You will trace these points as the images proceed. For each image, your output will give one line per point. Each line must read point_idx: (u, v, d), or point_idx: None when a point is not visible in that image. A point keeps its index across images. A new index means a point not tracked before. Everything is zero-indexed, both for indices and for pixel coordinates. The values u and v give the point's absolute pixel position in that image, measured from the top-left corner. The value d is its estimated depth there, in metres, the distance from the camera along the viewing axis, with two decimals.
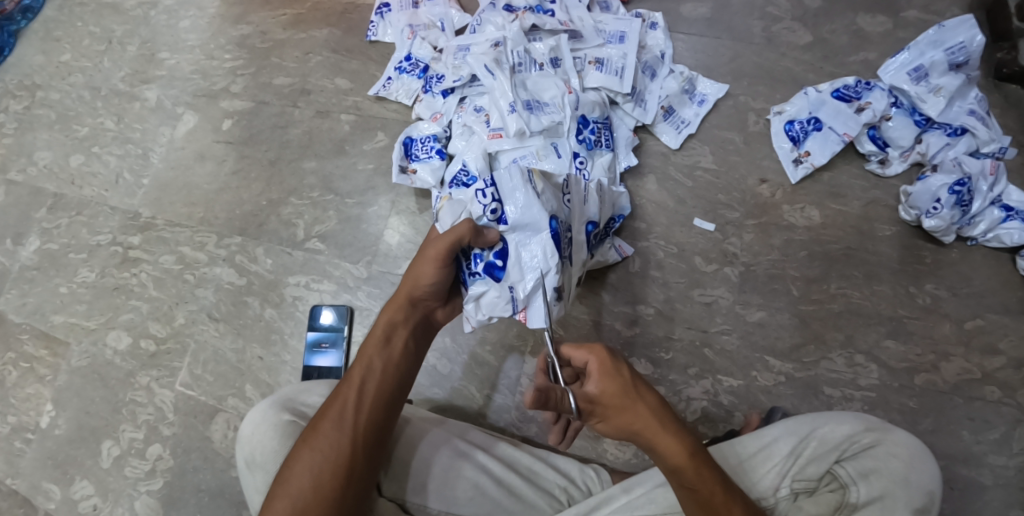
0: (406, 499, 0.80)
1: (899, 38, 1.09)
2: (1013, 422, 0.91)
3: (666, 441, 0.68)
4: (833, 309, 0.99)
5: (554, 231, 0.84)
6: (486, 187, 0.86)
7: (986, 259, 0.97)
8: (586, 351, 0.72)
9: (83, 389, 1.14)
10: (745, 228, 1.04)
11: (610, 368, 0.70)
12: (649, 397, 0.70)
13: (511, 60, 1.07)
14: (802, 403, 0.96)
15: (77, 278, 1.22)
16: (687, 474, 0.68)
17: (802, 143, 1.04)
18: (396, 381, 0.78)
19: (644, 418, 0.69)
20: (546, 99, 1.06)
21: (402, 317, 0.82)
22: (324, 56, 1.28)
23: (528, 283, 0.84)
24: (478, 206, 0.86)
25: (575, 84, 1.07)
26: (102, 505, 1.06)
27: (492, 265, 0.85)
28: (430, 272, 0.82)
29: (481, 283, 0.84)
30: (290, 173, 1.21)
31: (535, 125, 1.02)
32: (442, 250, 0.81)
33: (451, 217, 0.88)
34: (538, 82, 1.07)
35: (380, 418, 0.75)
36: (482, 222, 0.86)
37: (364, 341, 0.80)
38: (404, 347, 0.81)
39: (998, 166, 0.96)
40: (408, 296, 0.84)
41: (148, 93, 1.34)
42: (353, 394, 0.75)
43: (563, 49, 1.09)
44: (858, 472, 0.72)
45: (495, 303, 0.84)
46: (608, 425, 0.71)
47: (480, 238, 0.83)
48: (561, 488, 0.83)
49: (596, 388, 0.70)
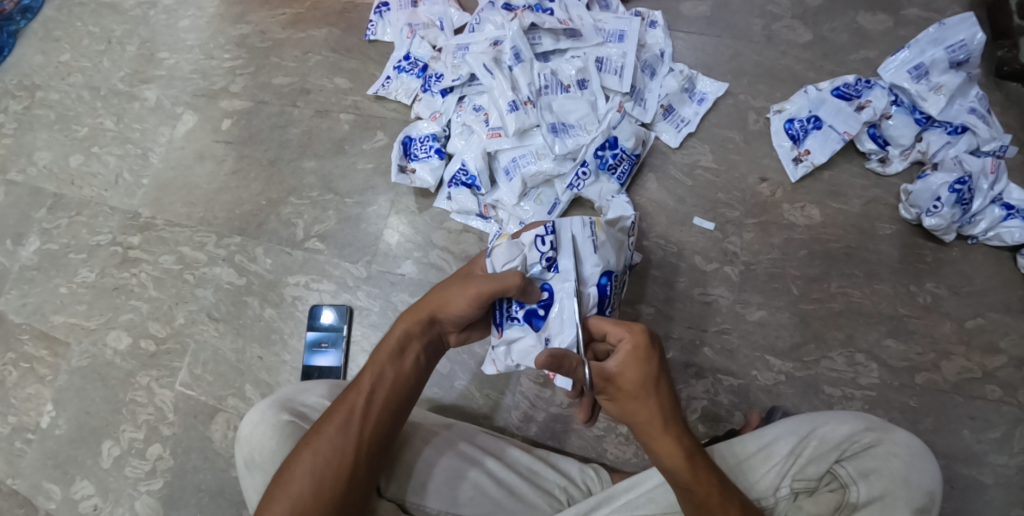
0: (406, 500, 0.79)
1: (899, 37, 1.09)
2: (1013, 422, 0.91)
3: (666, 440, 0.69)
4: (834, 308, 0.98)
5: (602, 289, 0.82)
6: (547, 233, 0.79)
7: (987, 258, 0.97)
8: (623, 328, 0.73)
9: (83, 389, 1.14)
10: (745, 227, 1.03)
11: (641, 354, 0.71)
12: (664, 395, 0.70)
13: (538, 83, 1.07)
14: (802, 403, 0.95)
15: (77, 278, 1.22)
16: (680, 473, 0.69)
17: (803, 142, 1.04)
18: (405, 394, 0.77)
19: (652, 412, 0.70)
20: (572, 122, 1.06)
21: (419, 330, 0.80)
22: (324, 55, 1.28)
23: (564, 337, 0.78)
24: (533, 253, 0.79)
25: (602, 105, 1.07)
26: (102, 505, 1.06)
27: (532, 312, 0.80)
28: (461, 300, 0.78)
29: (517, 329, 0.80)
30: (290, 172, 1.21)
31: (560, 148, 1.03)
32: (482, 289, 0.77)
33: (506, 258, 0.79)
34: (565, 104, 1.07)
35: (387, 429, 0.75)
36: (533, 270, 0.79)
37: (378, 347, 0.79)
38: (417, 361, 0.79)
39: (998, 165, 0.96)
40: (431, 313, 0.80)
41: (148, 93, 1.34)
42: (362, 401, 0.74)
43: (591, 71, 1.08)
44: (858, 472, 0.72)
45: (527, 351, 0.80)
46: (615, 406, 0.72)
47: (524, 296, 0.78)
48: (561, 488, 0.83)
49: (616, 367, 0.71)
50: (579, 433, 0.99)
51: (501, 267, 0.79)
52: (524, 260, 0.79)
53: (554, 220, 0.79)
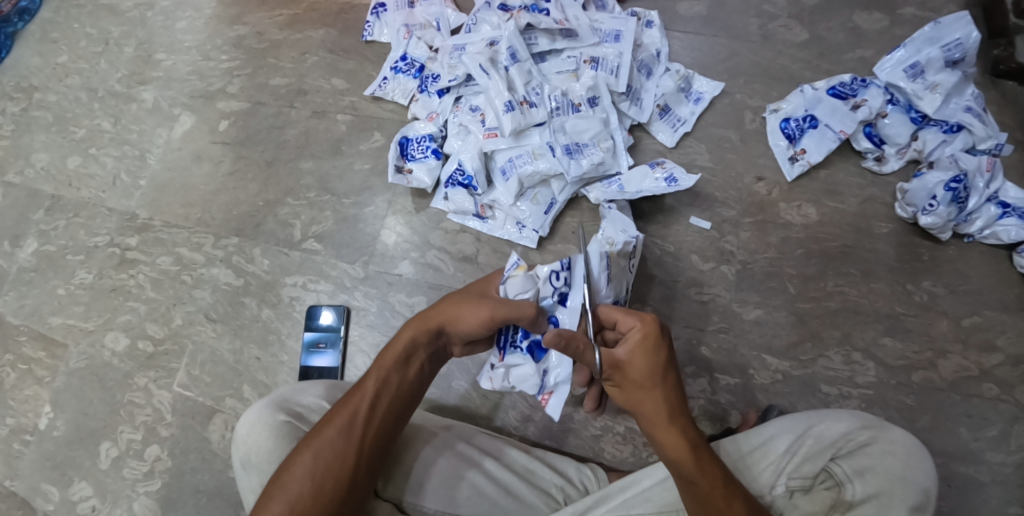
0: (404, 500, 0.79)
1: (896, 36, 1.09)
2: (1011, 419, 0.91)
3: (670, 430, 0.70)
4: (830, 307, 0.99)
5: None
6: (562, 269, 0.80)
7: (983, 256, 0.97)
8: (635, 318, 0.74)
9: (82, 390, 1.14)
10: (742, 226, 1.03)
11: (651, 344, 0.72)
12: (671, 386, 0.71)
13: (549, 105, 1.06)
14: (799, 401, 0.95)
15: (75, 280, 1.22)
16: (684, 465, 0.69)
17: (799, 141, 1.04)
18: (409, 402, 0.78)
19: (659, 401, 0.71)
20: (586, 140, 1.05)
21: (425, 338, 0.80)
22: (321, 56, 1.28)
23: (562, 371, 0.81)
24: (548, 287, 0.80)
25: (614, 121, 1.06)
26: (101, 505, 1.06)
27: (535, 343, 0.82)
28: (470, 312, 0.78)
29: (519, 356, 0.83)
30: (287, 173, 1.21)
31: (575, 170, 1.02)
32: (496, 312, 0.77)
33: (520, 289, 0.80)
34: (578, 124, 1.06)
35: (388, 435, 0.75)
36: (545, 302, 0.81)
37: (384, 353, 0.80)
38: (421, 370, 0.80)
39: (994, 163, 0.96)
40: (440, 324, 0.80)
41: (145, 94, 1.34)
42: (365, 406, 0.75)
43: (602, 87, 1.07)
44: (853, 470, 0.72)
45: (524, 378, 0.83)
46: (622, 394, 0.73)
47: (535, 327, 0.79)
48: (558, 487, 0.83)
49: (625, 355, 0.73)
50: (577, 432, 0.99)
51: (516, 296, 0.80)
52: (538, 292, 0.80)
53: (570, 256, 0.80)
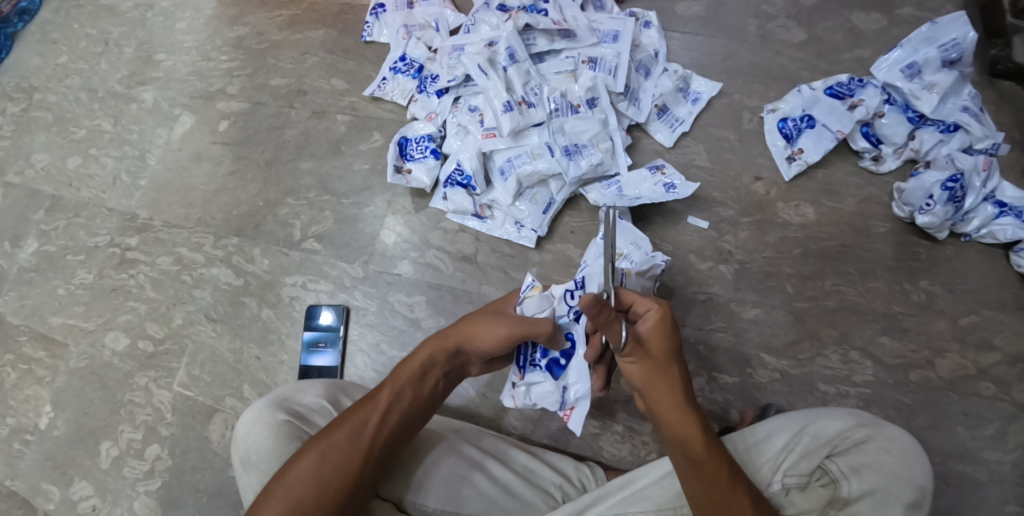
0: (405, 499, 0.78)
1: (893, 36, 1.10)
2: (1008, 418, 0.91)
3: (683, 411, 0.70)
4: (828, 306, 0.99)
5: None
6: (576, 287, 0.83)
7: (980, 256, 0.97)
8: (654, 300, 0.74)
9: (83, 389, 1.14)
10: (741, 226, 1.04)
11: (671, 326, 0.72)
12: (683, 370, 0.72)
13: (549, 106, 1.07)
14: (797, 400, 0.96)
15: (75, 280, 1.22)
16: (693, 446, 0.69)
17: (796, 141, 1.05)
18: (419, 416, 0.78)
19: (673, 383, 0.71)
20: (585, 141, 1.05)
21: (443, 357, 0.81)
22: (321, 56, 1.28)
23: (581, 387, 0.82)
24: (563, 306, 0.83)
25: (613, 122, 1.07)
26: (101, 505, 1.06)
27: (554, 361, 0.84)
28: (488, 331, 0.80)
29: (539, 374, 0.84)
30: (287, 173, 1.22)
31: (575, 171, 1.03)
32: (514, 330, 0.79)
33: (537, 309, 0.83)
34: (577, 125, 1.06)
35: (395, 445, 0.76)
36: (562, 321, 0.83)
37: (401, 366, 0.81)
38: (435, 386, 0.81)
39: (990, 162, 0.97)
40: (458, 342, 0.82)
41: (145, 95, 1.35)
42: (376, 416, 0.75)
43: (600, 88, 1.08)
44: (849, 467, 0.72)
45: (545, 395, 0.84)
46: (638, 371, 0.72)
47: (553, 342, 0.81)
48: (556, 486, 0.84)
49: (646, 333, 0.72)
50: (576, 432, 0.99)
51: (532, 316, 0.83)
52: (553, 311, 0.84)
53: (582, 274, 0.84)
